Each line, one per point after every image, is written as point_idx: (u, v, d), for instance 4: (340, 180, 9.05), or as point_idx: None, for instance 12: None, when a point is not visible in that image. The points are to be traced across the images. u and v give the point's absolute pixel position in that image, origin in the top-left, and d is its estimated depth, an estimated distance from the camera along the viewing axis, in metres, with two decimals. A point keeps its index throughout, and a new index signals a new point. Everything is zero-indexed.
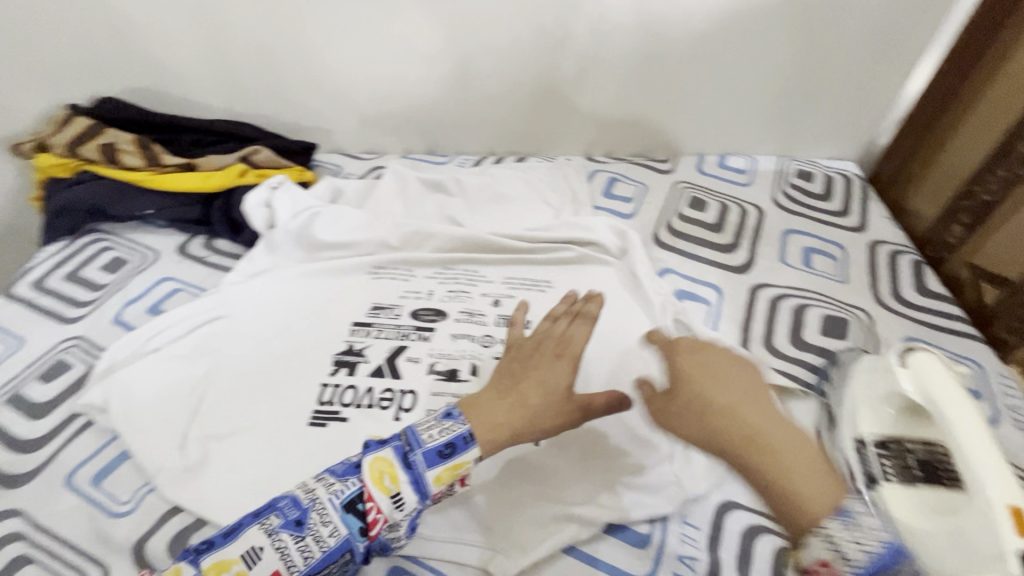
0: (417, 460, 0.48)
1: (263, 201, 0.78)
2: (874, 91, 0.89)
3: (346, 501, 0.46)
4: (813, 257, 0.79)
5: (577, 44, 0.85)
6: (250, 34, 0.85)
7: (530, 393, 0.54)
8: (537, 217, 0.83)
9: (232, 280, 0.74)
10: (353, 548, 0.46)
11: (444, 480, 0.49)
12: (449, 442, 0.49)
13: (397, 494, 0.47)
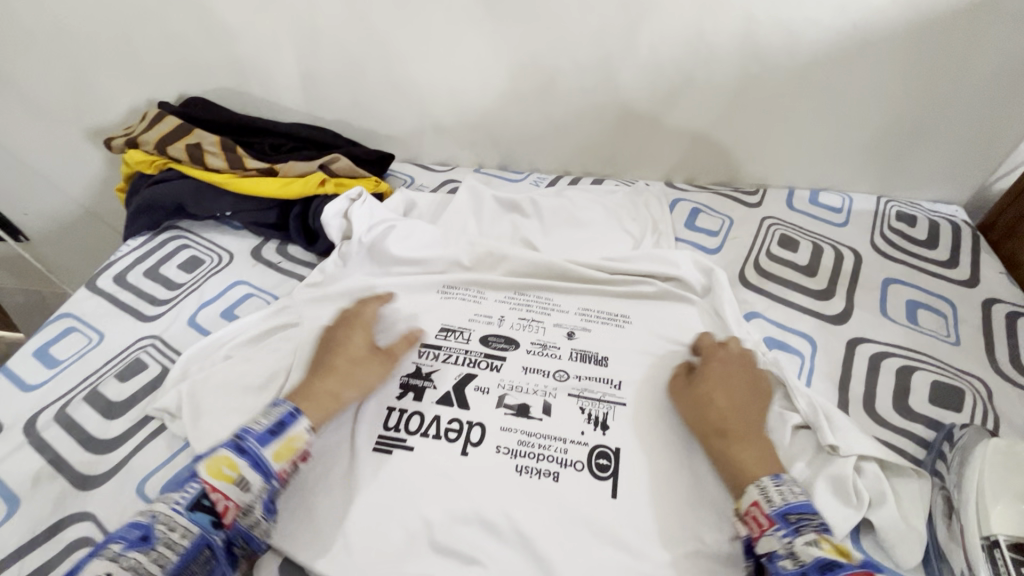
0: (251, 445, 0.52)
1: (340, 212, 0.77)
2: (998, 131, 0.81)
3: (189, 503, 0.48)
4: (919, 311, 0.73)
5: (672, 65, 0.80)
6: (337, 41, 0.84)
7: (698, 395, 0.58)
8: (612, 247, 0.79)
9: (304, 290, 0.72)
10: (211, 541, 0.48)
11: (284, 456, 0.53)
12: (278, 421, 0.54)
13: (240, 478, 0.50)
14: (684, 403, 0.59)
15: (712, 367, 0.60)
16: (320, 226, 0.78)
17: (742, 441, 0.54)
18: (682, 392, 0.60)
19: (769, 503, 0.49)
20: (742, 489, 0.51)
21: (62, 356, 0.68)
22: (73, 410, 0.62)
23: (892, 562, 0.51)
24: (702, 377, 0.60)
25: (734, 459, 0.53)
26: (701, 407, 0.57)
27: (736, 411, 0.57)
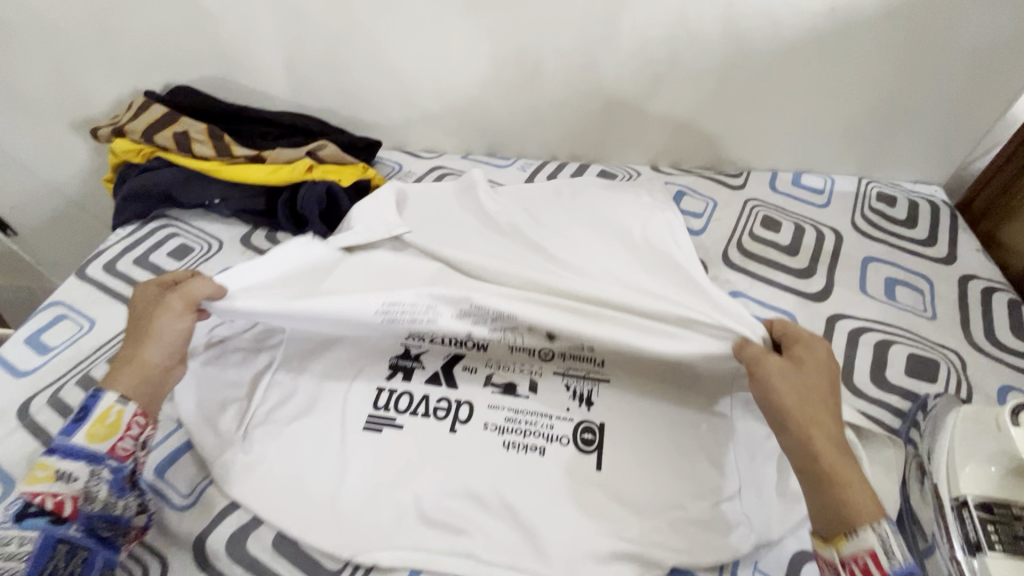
0: (59, 442, 0.49)
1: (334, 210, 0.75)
2: (972, 113, 0.83)
3: (17, 513, 0.45)
4: (897, 288, 0.74)
5: (656, 47, 0.81)
6: (322, 28, 0.84)
7: (811, 393, 0.49)
8: (626, 224, 0.70)
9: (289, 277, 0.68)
10: (60, 535, 0.45)
11: (101, 436, 0.49)
12: (80, 410, 0.50)
13: (57, 472, 0.47)
14: (789, 387, 0.49)
15: (819, 357, 0.51)
16: (308, 210, 0.77)
17: (848, 454, 0.47)
18: (790, 373, 0.50)
19: (891, 561, 0.41)
20: (854, 530, 0.43)
21: (52, 343, 0.68)
22: (65, 394, 0.62)
23: None
24: (816, 369, 0.50)
25: (841, 474, 0.45)
26: (815, 407, 0.48)
27: (839, 418, 0.49)
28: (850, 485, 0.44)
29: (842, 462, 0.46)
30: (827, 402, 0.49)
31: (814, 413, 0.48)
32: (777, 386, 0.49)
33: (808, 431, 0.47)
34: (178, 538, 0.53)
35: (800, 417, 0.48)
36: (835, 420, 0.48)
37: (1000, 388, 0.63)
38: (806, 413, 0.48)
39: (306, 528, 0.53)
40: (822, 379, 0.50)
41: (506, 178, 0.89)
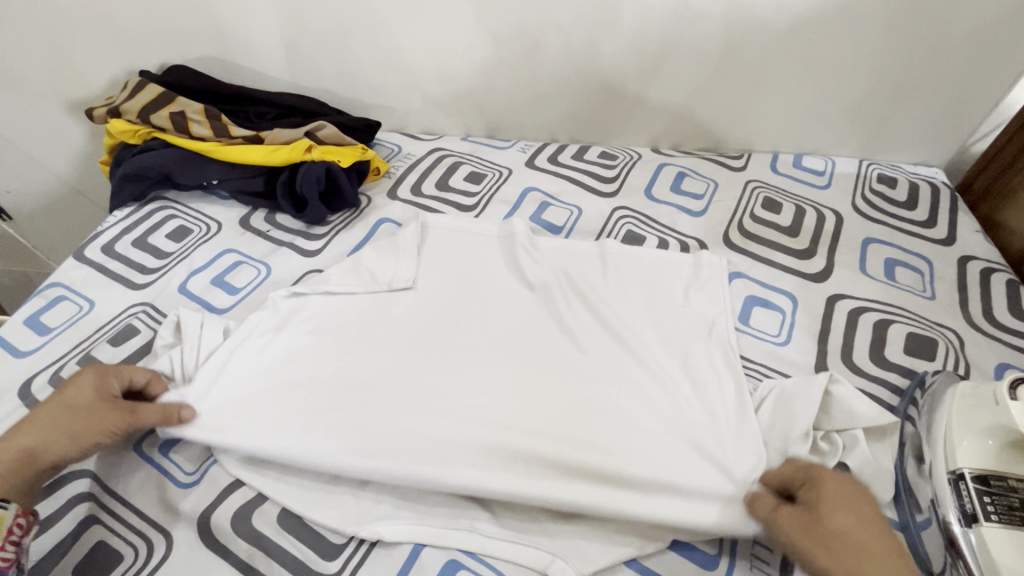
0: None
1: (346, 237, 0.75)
2: (975, 93, 0.82)
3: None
4: (897, 268, 0.75)
5: (658, 25, 0.80)
6: (319, 4, 0.83)
7: (841, 541, 0.43)
8: (664, 270, 0.72)
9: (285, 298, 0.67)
10: None
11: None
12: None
13: None
14: (815, 545, 0.43)
15: (835, 492, 0.46)
16: (308, 192, 0.77)
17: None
18: (810, 531, 0.44)
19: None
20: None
21: (52, 324, 0.68)
22: (67, 374, 0.62)
23: None
24: (832, 507, 0.45)
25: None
26: (849, 556, 0.42)
27: (889, 554, 0.42)
28: None
29: None
30: (862, 528, 0.43)
31: (855, 544, 0.42)
32: (832, 530, 0.43)
33: (862, 571, 0.41)
34: (182, 515, 0.53)
35: (842, 562, 0.42)
36: (881, 544, 0.43)
37: (998, 367, 0.64)
38: (846, 556, 0.42)
39: (310, 505, 0.53)
40: (850, 519, 0.44)
41: (506, 159, 0.89)
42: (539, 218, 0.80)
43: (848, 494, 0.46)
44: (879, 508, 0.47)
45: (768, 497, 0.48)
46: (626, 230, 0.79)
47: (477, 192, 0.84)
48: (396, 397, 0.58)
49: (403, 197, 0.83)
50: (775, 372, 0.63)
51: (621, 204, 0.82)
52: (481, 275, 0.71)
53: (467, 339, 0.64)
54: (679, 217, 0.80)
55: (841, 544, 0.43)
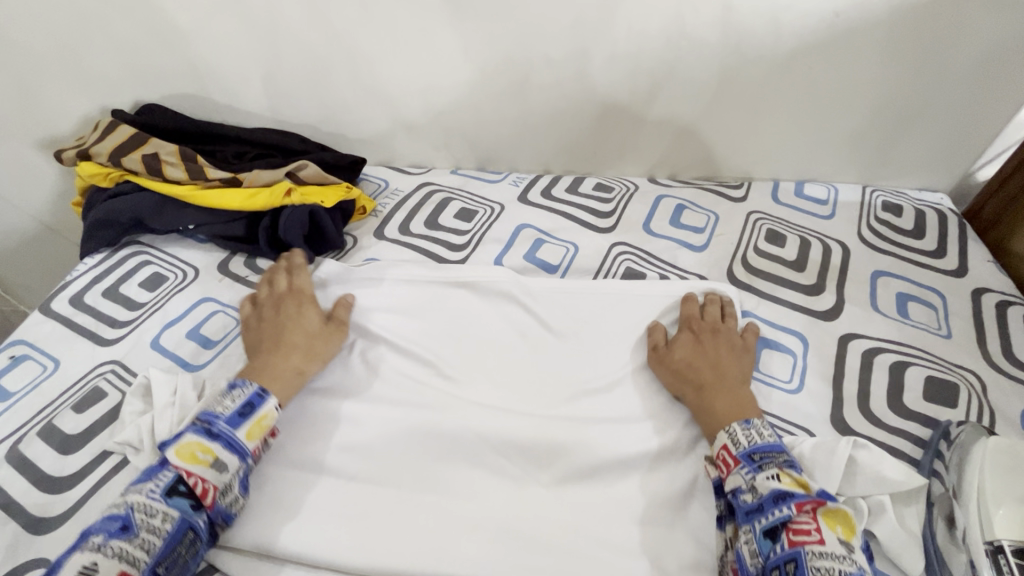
0: (222, 428, 0.52)
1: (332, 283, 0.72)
2: (981, 118, 0.79)
3: (166, 488, 0.47)
4: (909, 304, 0.71)
5: (651, 55, 0.77)
6: (300, 39, 0.80)
7: (679, 361, 0.60)
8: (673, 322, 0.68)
9: None
10: (193, 525, 0.47)
11: (256, 434, 0.53)
12: (246, 403, 0.54)
13: (216, 461, 0.50)
14: (665, 365, 0.61)
15: (687, 334, 0.63)
16: (291, 238, 0.73)
17: (719, 391, 0.57)
18: (663, 357, 0.62)
19: (735, 445, 0.51)
20: (716, 443, 0.53)
21: (13, 388, 0.63)
22: (26, 446, 0.58)
23: (895, 568, 0.49)
24: (680, 343, 0.62)
25: (704, 404, 0.57)
26: (682, 370, 0.60)
27: (709, 368, 0.59)
28: (719, 406, 0.56)
29: (721, 393, 0.57)
30: (703, 350, 0.61)
31: (689, 359, 0.60)
32: (684, 353, 0.61)
33: (691, 375, 0.59)
34: None
35: (677, 375, 0.60)
36: (724, 362, 0.60)
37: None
38: (682, 368, 0.60)
39: None
40: (686, 348, 0.61)
41: (498, 194, 0.85)
42: (534, 257, 0.76)
43: (719, 332, 0.64)
44: (730, 337, 0.64)
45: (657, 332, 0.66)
46: (624, 268, 0.75)
47: (468, 230, 0.80)
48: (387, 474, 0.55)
49: (391, 237, 0.79)
50: (790, 428, 0.59)
51: (619, 240, 0.78)
52: (473, 332, 0.67)
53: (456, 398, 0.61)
54: (680, 252, 0.77)
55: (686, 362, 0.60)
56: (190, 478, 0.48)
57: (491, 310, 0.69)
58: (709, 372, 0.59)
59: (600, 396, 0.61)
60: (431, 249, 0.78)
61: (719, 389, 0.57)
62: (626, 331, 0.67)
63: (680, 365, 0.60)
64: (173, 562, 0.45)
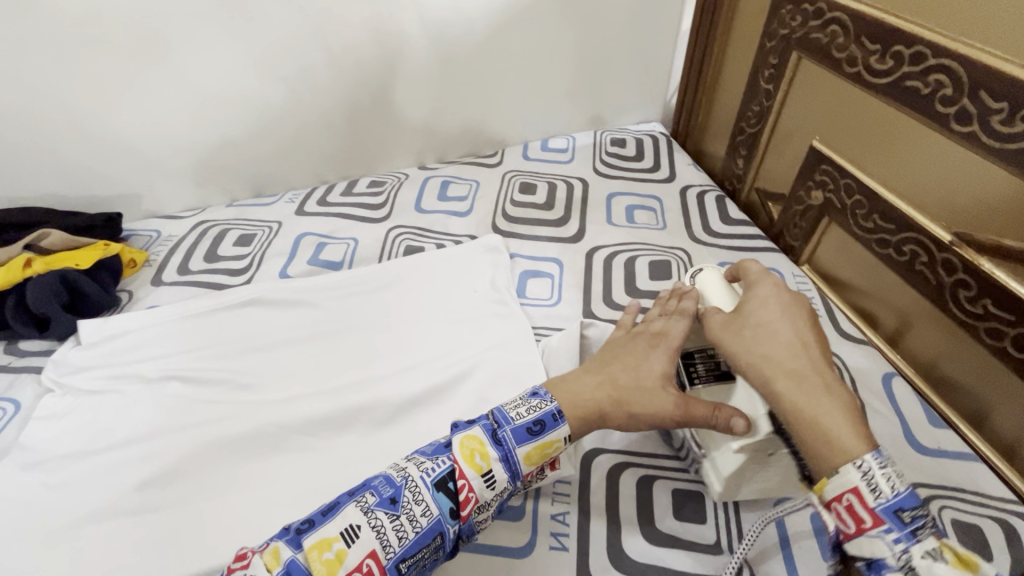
0: (508, 437, 0.48)
1: (112, 335, 0.71)
2: (651, 58, 1.00)
3: (437, 479, 0.45)
4: (636, 212, 0.88)
5: (372, 57, 0.85)
6: (6, 110, 0.77)
7: (757, 329, 0.47)
8: (452, 276, 0.78)
9: (46, 421, 0.63)
10: (444, 530, 0.44)
11: (536, 459, 0.49)
12: (538, 420, 0.49)
13: (490, 472, 0.47)
14: (736, 337, 0.48)
15: (764, 294, 0.50)
16: (47, 309, 0.70)
17: (822, 380, 0.43)
18: (731, 325, 0.50)
19: (875, 496, 0.37)
20: (833, 466, 0.39)
21: None
22: None
23: None
24: (754, 303, 0.49)
25: (804, 408, 0.42)
26: (765, 346, 0.46)
27: (801, 352, 0.45)
28: (825, 408, 0.41)
29: (820, 386, 0.42)
30: (785, 319, 0.47)
31: (774, 334, 0.46)
32: (752, 332, 0.48)
33: (774, 361, 0.45)
34: None
35: (753, 360, 0.46)
36: (807, 342, 0.45)
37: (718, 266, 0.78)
38: (753, 346, 0.47)
39: None
40: (767, 316, 0.48)
41: (276, 214, 0.88)
42: (318, 259, 0.81)
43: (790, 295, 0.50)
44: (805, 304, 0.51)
45: (658, 324, 0.57)
46: (404, 247, 0.83)
47: (249, 253, 0.82)
48: (194, 495, 0.56)
49: (170, 280, 0.79)
50: (550, 328, 0.71)
51: (395, 224, 0.86)
52: (267, 342, 0.70)
53: (255, 404, 0.64)
54: (450, 220, 0.86)
55: (761, 345, 0.46)
56: (461, 479, 0.45)
57: (282, 318, 0.73)
58: (801, 359, 0.44)
59: (391, 358, 0.68)
60: (213, 279, 0.79)
61: (825, 386, 0.42)
62: (412, 294, 0.76)
63: (742, 341, 0.48)
64: (415, 562, 0.43)
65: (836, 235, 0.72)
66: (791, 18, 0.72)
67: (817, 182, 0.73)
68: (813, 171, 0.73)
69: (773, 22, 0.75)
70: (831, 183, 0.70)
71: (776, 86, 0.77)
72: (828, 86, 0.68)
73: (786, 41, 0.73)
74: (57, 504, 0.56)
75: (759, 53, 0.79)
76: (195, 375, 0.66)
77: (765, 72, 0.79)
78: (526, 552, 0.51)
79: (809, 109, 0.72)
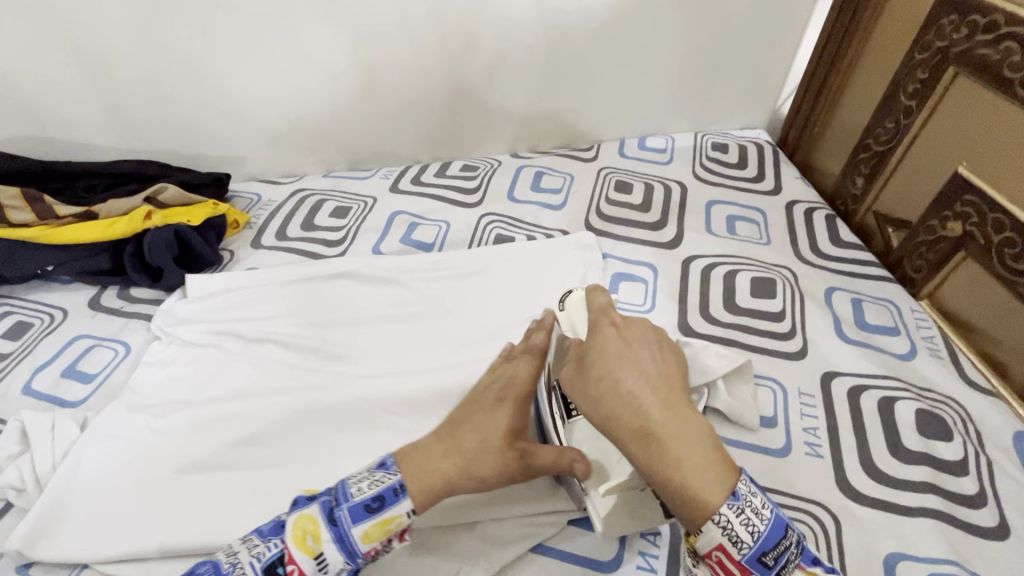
0: (344, 516, 0.44)
1: (216, 291, 0.74)
2: (771, 62, 0.93)
3: (267, 564, 0.43)
4: (737, 223, 0.83)
5: (483, 40, 0.84)
6: (136, 65, 0.80)
7: (600, 385, 0.45)
8: (543, 270, 0.76)
9: (155, 367, 0.66)
10: None
11: (377, 536, 0.44)
12: (377, 495, 0.45)
13: (322, 555, 0.44)
14: (582, 394, 0.46)
15: (598, 345, 0.48)
16: (160, 261, 0.73)
17: (671, 433, 0.41)
18: (574, 377, 0.47)
19: (739, 549, 0.39)
20: (697, 527, 0.39)
21: None
22: None
23: (740, 429, 0.59)
24: (597, 353, 0.47)
25: (664, 465, 0.40)
26: (612, 403, 0.44)
27: (654, 402, 0.43)
28: (684, 469, 0.40)
29: (675, 438, 0.41)
30: (627, 370, 0.45)
31: (616, 390, 0.44)
32: (599, 388, 0.45)
33: (625, 419, 0.42)
34: None
35: (606, 416, 0.44)
36: (662, 386, 0.44)
37: (827, 291, 0.73)
38: (608, 402, 0.44)
39: None
40: (613, 364, 0.45)
41: (370, 188, 0.89)
42: (409, 239, 0.81)
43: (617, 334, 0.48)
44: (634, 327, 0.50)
45: (510, 372, 0.54)
46: (495, 235, 0.82)
47: (344, 226, 0.83)
48: (286, 458, 0.58)
49: (268, 244, 0.81)
50: None
51: (487, 211, 0.85)
52: (358, 316, 0.71)
53: (345, 376, 0.65)
54: (542, 213, 0.85)
55: (622, 404, 0.43)
56: (289, 566, 0.42)
57: (373, 294, 0.74)
58: (639, 414, 0.42)
59: (479, 346, 0.67)
60: (309, 248, 0.80)
61: (678, 440, 0.41)
62: (505, 284, 0.74)
63: (600, 397, 0.44)
64: None
65: (970, 273, 0.66)
66: (953, 30, 0.65)
67: (957, 212, 0.66)
68: (952, 200, 0.67)
69: (928, 32, 0.69)
70: (974, 216, 0.64)
71: (919, 103, 0.71)
72: (988, 110, 0.62)
73: (942, 55, 0.67)
74: (161, 447, 0.58)
75: (905, 66, 0.73)
76: (290, 341, 0.68)
77: (908, 86, 0.73)
78: (613, 567, 0.50)
79: (958, 133, 0.66)
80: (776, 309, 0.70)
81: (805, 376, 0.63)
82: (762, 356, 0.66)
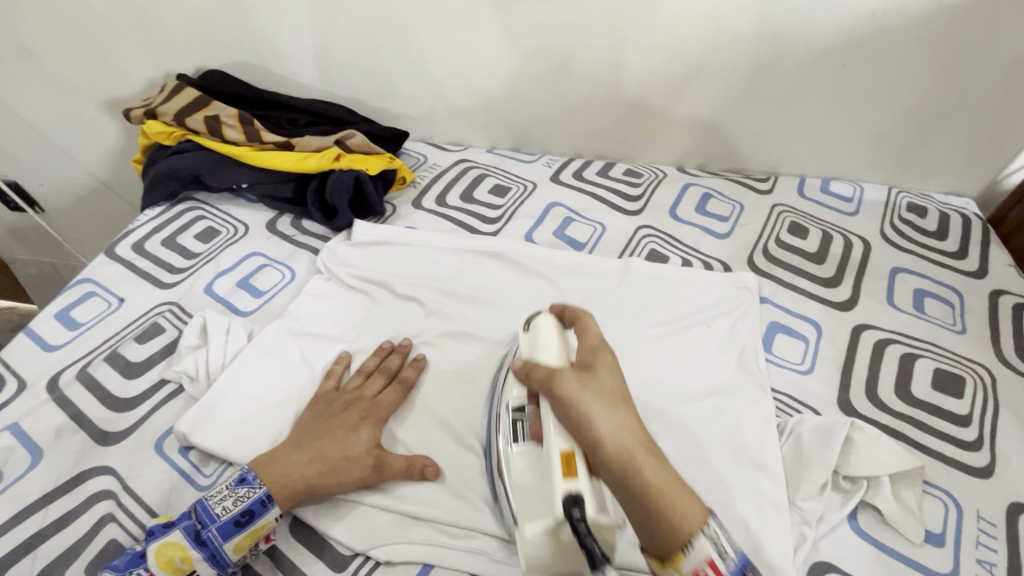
0: (212, 536, 0.49)
1: (376, 241, 0.77)
2: (1010, 129, 0.80)
3: None
4: (927, 300, 0.73)
5: (685, 45, 0.80)
6: (354, 15, 0.85)
7: (612, 395, 0.44)
8: (693, 298, 0.72)
9: (311, 300, 0.71)
10: None
11: (246, 547, 0.50)
12: (244, 510, 0.50)
13: (194, 571, 0.49)
14: (582, 404, 0.42)
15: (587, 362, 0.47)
16: (337, 202, 0.79)
17: (653, 464, 0.40)
18: (587, 382, 0.44)
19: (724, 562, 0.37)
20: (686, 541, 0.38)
21: (82, 319, 0.70)
22: (93, 369, 0.65)
23: (897, 535, 0.52)
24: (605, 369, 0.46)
25: (659, 484, 0.39)
26: (616, 414, 0.42)
27: (640, 425, 0.43)
28: (680, 494, 0.39)
29: (660, 468, 0.40)
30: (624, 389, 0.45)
31: (618, 403, 0.43)
32: (607, 406, 0.42)
33: (626, 435, 0.41)
34: None
35: (615, 433, 0.41)
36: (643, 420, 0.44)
37: None
38: (611, 415, 0.42)
39: (320, 517, 0.53)
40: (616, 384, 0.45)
41: (531, 173, 0.89)
42: (563, 234, 0.80)
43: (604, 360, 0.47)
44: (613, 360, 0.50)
45: (371, 390, 0.60)
46: (649, 249, 0.79)
47: (501, 206, 0.84)
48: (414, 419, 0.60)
49: (428, 207, 0.84)
50: (795, 399, 0.63)
51: (644, 223, 0.82)
52: (500, 298, 0.71)
53: (481, 355, 0.66)
54: (703, 238, 0.80)
55: (619, 421, 0.42)
56: None
57: (516, 281, 0.74)
58: (628, 426, 0.42)
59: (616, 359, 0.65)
60: (465, 220, 0.82)
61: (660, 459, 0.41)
62: (651, 302, 0.71)
63: (604, 398, 0.43)
64: None
65: None
66: None
67: None
68: None
69: None
70: None
71: None
72: None
73: None
74: (308, 375, 0.63)
75: None
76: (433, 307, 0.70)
77: None
78: None
79: None
80: (961, 412, 0.61)
81: (987, 499, 0.55)
82: (935, 460, 0.58)
